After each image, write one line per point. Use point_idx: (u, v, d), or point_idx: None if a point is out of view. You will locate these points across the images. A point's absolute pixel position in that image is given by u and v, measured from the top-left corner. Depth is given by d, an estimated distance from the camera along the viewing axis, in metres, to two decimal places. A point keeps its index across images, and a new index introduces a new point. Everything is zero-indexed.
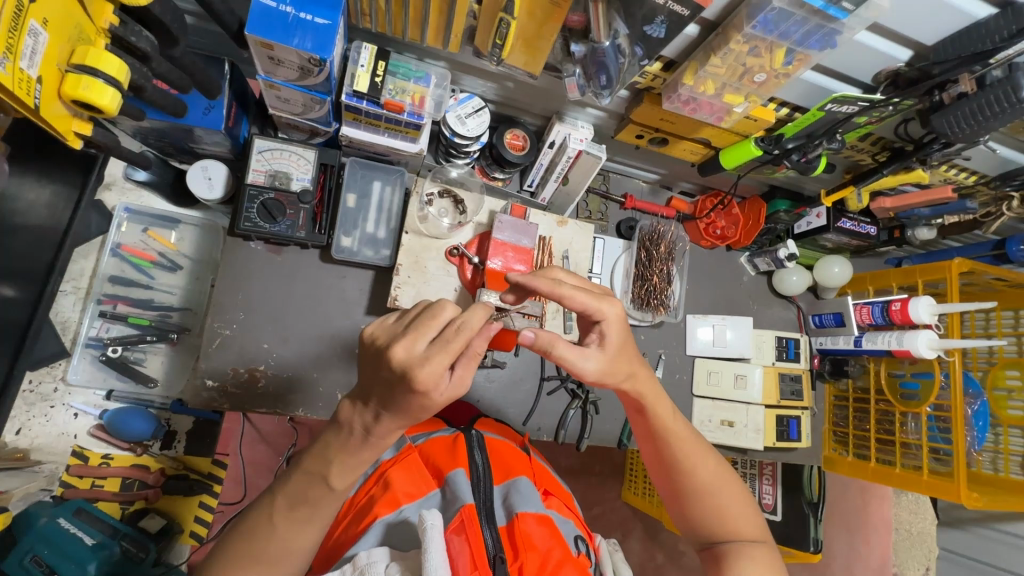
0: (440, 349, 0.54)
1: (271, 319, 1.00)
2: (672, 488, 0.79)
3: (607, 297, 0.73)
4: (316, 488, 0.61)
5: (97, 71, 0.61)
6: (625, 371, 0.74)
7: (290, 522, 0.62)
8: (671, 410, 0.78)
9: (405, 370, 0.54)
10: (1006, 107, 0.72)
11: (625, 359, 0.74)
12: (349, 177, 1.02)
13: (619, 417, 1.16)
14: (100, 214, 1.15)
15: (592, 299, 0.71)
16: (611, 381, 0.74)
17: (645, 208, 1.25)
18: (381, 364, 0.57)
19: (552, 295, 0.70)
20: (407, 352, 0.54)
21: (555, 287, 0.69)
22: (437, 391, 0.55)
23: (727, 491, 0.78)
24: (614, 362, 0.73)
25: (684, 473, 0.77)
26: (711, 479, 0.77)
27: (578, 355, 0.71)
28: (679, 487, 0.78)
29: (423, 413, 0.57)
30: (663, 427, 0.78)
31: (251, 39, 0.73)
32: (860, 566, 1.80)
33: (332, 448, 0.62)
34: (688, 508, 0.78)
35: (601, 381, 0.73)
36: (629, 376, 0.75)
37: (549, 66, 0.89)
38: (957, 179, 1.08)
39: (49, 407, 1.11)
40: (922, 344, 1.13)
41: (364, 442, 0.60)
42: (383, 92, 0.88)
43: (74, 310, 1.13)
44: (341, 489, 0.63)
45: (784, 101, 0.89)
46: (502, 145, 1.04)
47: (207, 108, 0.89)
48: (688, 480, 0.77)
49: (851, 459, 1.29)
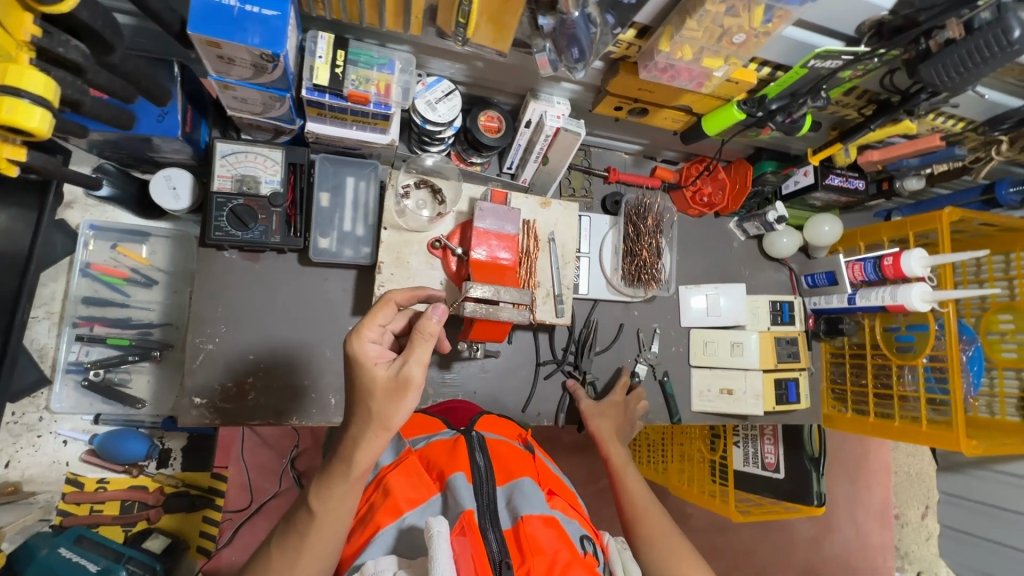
0: (364, 321, 0.65)
1: (254, 329, 0.98)
2: (631, 545, 0.86)
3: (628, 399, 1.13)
4: (301, 514, 0.62)
5: (21, 91, 0.56)
6: (601, 429, 1.06)
7: (284, 552, 0.61)
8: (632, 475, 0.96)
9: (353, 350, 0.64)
10: (996, 52, 0.68)
11: (604, 416, 1.08)
12: (320, 175, 0.98)
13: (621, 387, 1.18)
14: (65, 233, 1.09)
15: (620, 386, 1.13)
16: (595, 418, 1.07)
17: (630, 180, 1.22)
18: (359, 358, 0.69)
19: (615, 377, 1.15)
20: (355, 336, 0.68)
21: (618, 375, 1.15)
22: (373, 364, 0.62)
23: (676, 545, 0.83)
24: (604, 408, 1.09)
25: (637, 523, 0.87)
26: (659, 529, 0.85)
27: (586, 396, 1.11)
28: (634, 539, 0.86)
29: (389, 417, 0.60)
30: (624, 482, 0.95)
31: (195, 38, 0.68)
32: (862, 512, 1.90)
33: (329, 478, 0.62)
34: (642, 558, 0.83)
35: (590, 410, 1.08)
36: (601, 422, 1.07)
37: (518, 43, 0.84)
38: (944, 127, 1.04)
39: (37, 437, 1.07)
40: (916, 297, 1.12)
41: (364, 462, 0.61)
42: (345, 83, 0.84)
43: (49, 336, 1.08)
44: (334, 511, 0.61)
45: (766, 60, 0.85)
46: (476, 129, 1.00)
47: (160, 115, 0.84)
48: (640, 528, 0.86)
49: (850, 415, 1.31)
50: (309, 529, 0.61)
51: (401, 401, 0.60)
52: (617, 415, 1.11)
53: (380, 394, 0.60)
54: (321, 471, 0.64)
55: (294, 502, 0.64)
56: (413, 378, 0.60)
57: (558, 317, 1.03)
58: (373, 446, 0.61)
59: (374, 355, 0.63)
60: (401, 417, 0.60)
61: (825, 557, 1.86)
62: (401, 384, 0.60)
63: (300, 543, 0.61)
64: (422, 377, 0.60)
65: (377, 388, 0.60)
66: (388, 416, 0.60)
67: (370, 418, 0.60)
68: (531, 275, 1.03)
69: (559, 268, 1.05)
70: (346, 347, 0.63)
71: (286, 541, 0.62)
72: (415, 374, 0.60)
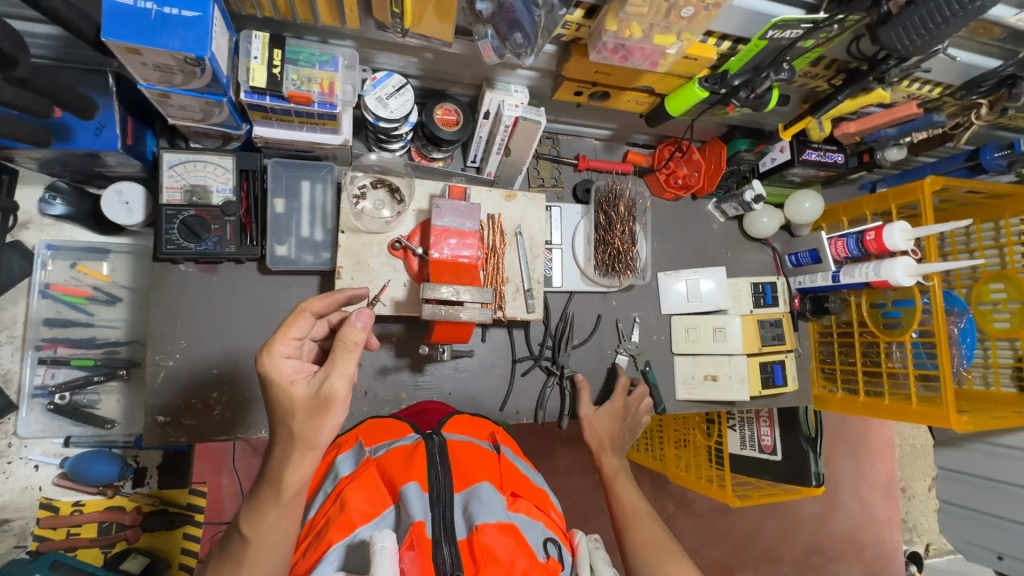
0: (276, 337, 0.64)
1: (215, 341, 0.95)
2: (623, 552, 0.84)
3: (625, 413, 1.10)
4: (235, 541, 0.62)
5: None
6: (594, 440, 1.05)
7: None
8: (630, 490, 0.93)
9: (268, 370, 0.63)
10: (957, 11, 0.65)
11: (599, 427, 1.07)
12: (273, 181, 0.95)
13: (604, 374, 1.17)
14: (21, 255, 1.05)
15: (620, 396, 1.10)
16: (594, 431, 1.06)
17: (600, 167, 1.19)
18: None
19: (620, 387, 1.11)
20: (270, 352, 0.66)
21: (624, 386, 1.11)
22: (290, 383, 0.61)
23: (667, 552, 0.80)
24: (598, 418, 1.07)
25: (630, 529, 0.85)
26: (650, 536, 0.82)
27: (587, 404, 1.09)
28: (625, 548, 0.84)
29: (314, 436, 0.60)
30: (617, 494, 0.93)
31: (113, 45, 0.65)
32: (868, 488, 1.87)
33: (258, 506, 0.61)
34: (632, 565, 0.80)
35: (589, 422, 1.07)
36: (597, 433, 1.06)
37: (462, 30, 0.81)
38: (921, 93, 1.01)
39: (7, 464, 1.05)
40: (899, 272, 1.08)
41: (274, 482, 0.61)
42: (285, 84, 0.80)
43: (13, 360, 1.06)
44: (267, 534, 0.61)
45: (724, 34, 0.81)
46: (432, 123, 0.96)
47: (98, 128, 0.81)
48: (631, 537, 0.83)
49: (840, 395, 1.28)
50: (244, 555, 0.61)
51: (326, 417, 0.60)
52: (614, 424, 1.08)
53: (301, 413, 0.60)
54: (251, 496, 0.63)
55: (229, 529, 0.64)
56: (334, 391, 0.59)
57: (529, 313, 1.00)
58: (303, 465, 0.61)
59: (289, 373, 0.62)
60: (323, 433, 0.60)
61: (830, 534, 1.84)
62: (324, 401, 0.59)
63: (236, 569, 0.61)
64: (343, 390, 0.59)
65: (298, 407, 0.59)
66: (312, 434, 0.60)
67: (294, 438, 0.60)
68: (499, 273, 1.00)
69: (528, 262, 1.02)
70: (261, 367, 0.62)
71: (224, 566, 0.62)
72: (336, 387, 0.59)
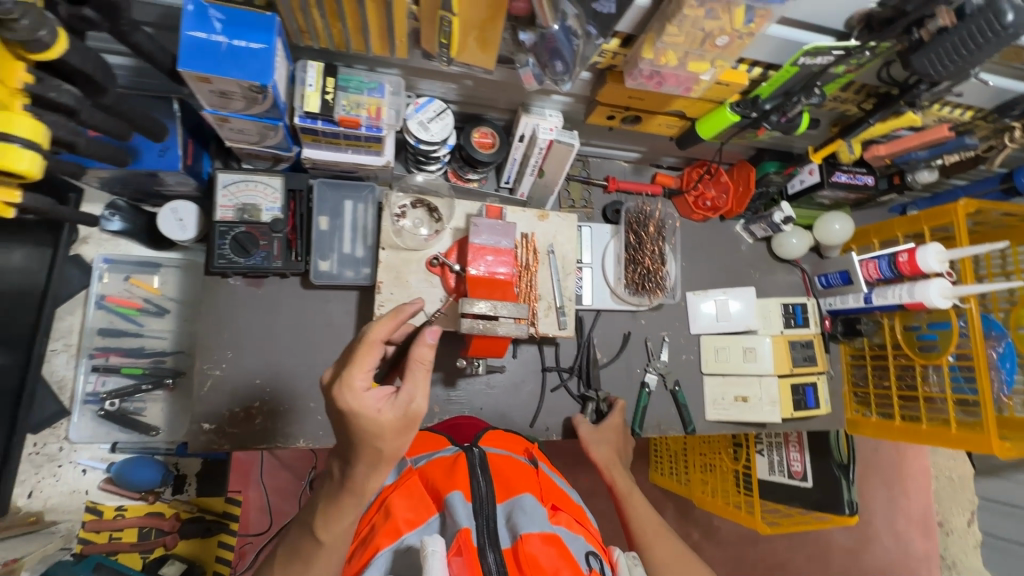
0: (350, 369, 0.61)
1: (259, 352, 0.99)
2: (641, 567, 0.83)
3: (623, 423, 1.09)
4: (306, 543, 0.65)
5: (12, 135, 0.54)
6: (601, 457, 1.02)
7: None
8: (641, 502, 0.92)
9: (346, 404, 0.60)
10: (991, 38, 0.66)
11: (604, 444, 1.03)
12: (318, 200, 1.00)
13: (632, 389, 1.18)
14: (80, 268, 1.11)
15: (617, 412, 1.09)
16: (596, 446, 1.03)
17: (629, 189, 1.22)
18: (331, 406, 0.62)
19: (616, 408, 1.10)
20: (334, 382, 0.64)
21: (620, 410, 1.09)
22: (376, 411, 0.60)
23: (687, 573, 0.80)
24: (603, 433, 1.05)
25: (648, 547, 0.84)
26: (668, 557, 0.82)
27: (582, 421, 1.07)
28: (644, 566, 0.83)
29: (393, 448, 0.62)
30: (631, 510, 0.91)
31: (187, 75, 0.71)
32: (903, 521, 1.80)
33: (323, 507, 0.65)
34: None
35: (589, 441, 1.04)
36: (603, 451, 1.02)
37: (503, 59, 0.85)
38: (952, 117, 1.02)
39: (58, 467, 1.09)
40: (935, 293, 1.07)
41: (343, 487, 0.63)
42: (336, 109, 0.85)
43: (67, 368, 1.10)
44: (338, 537, 0.64)
45: (756, 61, 0.84)
46: (470, 146, 1.01)
47: (162, 149, 0.87)
48: (650, 556, 0.82)
49: (874, 419, 1.26)
50: (315, 556, 0.64)
51: (410, 434, 0.62)
52: (617, 439, 1.06)
53: (388, 433, 0.61)
54: (323, 499, 0.65)
55: (298, 529, 0.67)
56: (419, 408, 0.62)
57: (561, 329, 1.02)
58: (379, 475, 0.63)
59: (370, 402, 0.60)
60: (405, 447, 0.63)
61: (864, 568, 1.78)
62: (411, 420, 0.61)
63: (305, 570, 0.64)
64: (426, 406, 0.63)
65: (387, 430, 0.60)
66: (398, 451, 0.62)
67: (381, 455, 0.61)
68: (532, 290, 1.02)
69: (560, 280, 1.04)
70: (340, 399, 0.60)
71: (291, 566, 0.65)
72: (420, 404, 0.62)
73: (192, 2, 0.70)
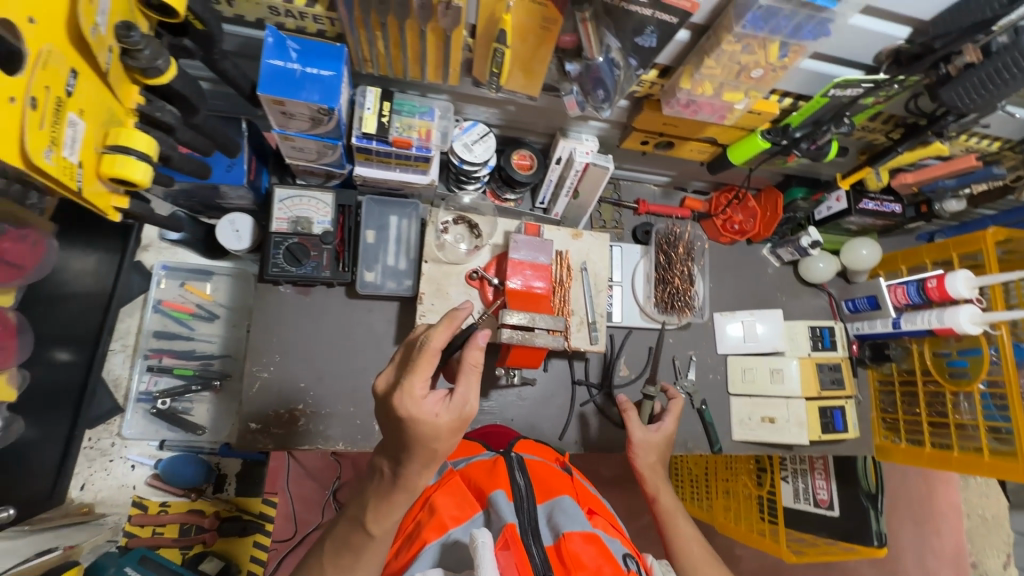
0: (410, 377, 0.64)
1: (304, 357, 1.04)
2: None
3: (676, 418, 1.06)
4: (358, 534, 0.70)
5: (131, 149, 0.62)
6: (646, 464, 1.00)
7: (337, 567, 0.70)
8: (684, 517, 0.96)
9: (405, 410, 0.63)
10: (1015, 74, 0.70)
11: (654, 451, 1.01)
12: (366, 214, 1.06)
13: None
14: (141, 274, 1.20)
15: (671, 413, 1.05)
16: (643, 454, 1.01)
17: (659, 211, 1.26)
18: (388, 411, 0.66)
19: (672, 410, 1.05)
20: (389, 389, 0.67)
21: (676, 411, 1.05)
22: (434, 416, 0.63)
23: None
24: (655, 437, 1.01)
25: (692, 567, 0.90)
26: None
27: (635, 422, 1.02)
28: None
29: (443, 447, 0.65)
30: (671, 524, 0.96)
31: (264, 98, 0.78)
32: (934, 558, 1.75)
33: (369, 499, 0.70)
34: None
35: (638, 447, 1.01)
36: (652, 458, 1.01)
37: (548, 87, 0.91)
38: (979, 147, 1.05)
39: (109, 462, 1.16)
40: (964, 319, 1.09)
41: (395, 484, 0.68)
42: (391, 130, 0.92)
43: (123, 367, 1.18)
44: (388, 529, 0.69)
45: (786, 91, 0.88)
46: (510, 167, 1.06)
47: (229, 165, 0.94)
48: None
49: (904, 446, 1.25)
50: (365, 546, 0.69)
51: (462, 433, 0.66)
52: (665, 440, 1.03)
53: (444, 434, 0.64)
54: (370, 496, 0.70)
55: (348, 523, 0.71)
56: (472, 409, 0.66)
57: (592, 344, 1.05)
58: (429, 472, 0.67)
59: (427, 407, 0.63)
60: (456, 444, 0.67)
61: None
62: (464, 420, 0.65)
63: (354, 562, 0.69)
64: (478, 406, 0.67)
65: (443, 431, 0.64)
66: (450, 448, 0.66)
67: (435, 454, 0.65)
68: (565, 304, 1.06)
69: (592, 296, 1.08)
70: (400, 406, 0.63)
71: (343, 557, 0.70)
72: (473, 405, 0.66)
73: (272, 35, 0.77)
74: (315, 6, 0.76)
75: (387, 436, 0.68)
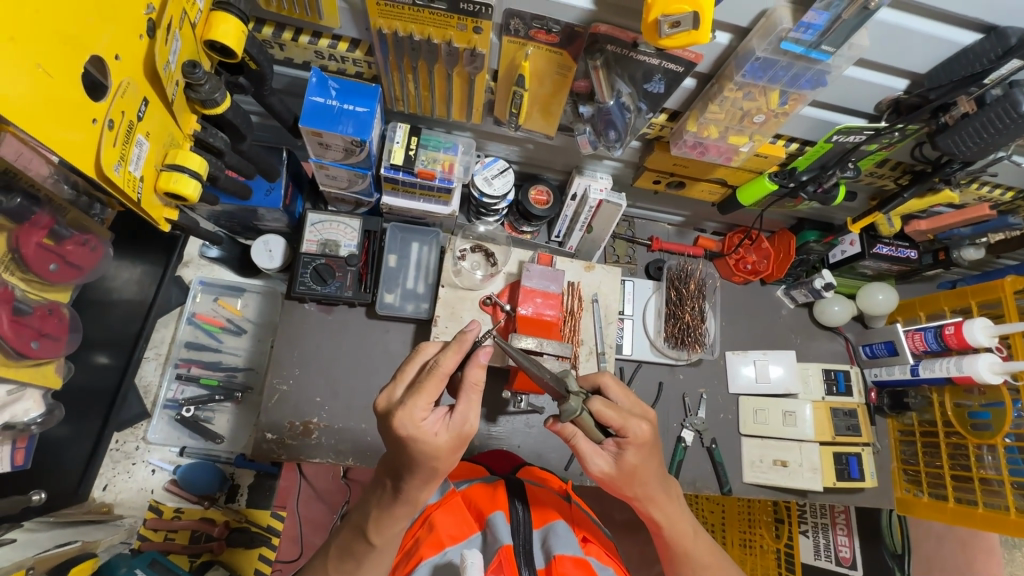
0: (413, 399, 0.66)
1: (322, 372, 1.09)
2: None
3: (633, 416, 0.77)
4: (359, 546, 0.72)
5: (184, 167, 0.70)
6: (634, 494, 0.81)
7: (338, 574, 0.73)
8: (690, 531, 0.86)
9: (406, 429, 0.65)
10: (1009, 123, 0.72)
11: (631, 478, 0.79)
12: (389, 240, 1.13)
13: (671, 435, 1.19)
14: (179, 288, 1.29)
15: (618, 417, 0.76)
16: (620, 484, 0.80)
17: (672, 248, 1.30)
18: (388, 427, 0.68)
19: (621, 423, 0.76)
20: (391, 407, 0.68)
21: (624, 420, 0.76)
22: (434, 435, 0.66)
23: None
24: (627, 471, 0.78)
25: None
26: None
27: (591, 450, 0.79)
28: None
29: (436, 462, 0.67)
30: (681, 547, 0.85)
31: (304, 129, 0.86)
32: None
33: (371, 512, 0.72)
34: None
35: (609, 480, 0.80)
36: (640, 488, 0.80)
37: (564, 127, 0.98)
38: (992, 197, 1.07)
39: (132, 464, 1.21)
40: (983, 368, 1.06)
41: (395, 498, 0.70)
42: (416, 163, 0.98)
43: (155, 374, 1.25)
44: (388, 541, 0.71)
45: (792, 136, 0.93)
46: (527, 201, 1.12)
47: (268, 189, 1.02)
48: None
49: (926, 500, 1.18)
50: (366, 556, 0.72)
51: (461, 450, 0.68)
52: (640, 460, 0.78)
53: (444, 453, 0.67)
54: (372, 506, 0.72)
55: (350, 536, 0.74)
56: (471, 428, 0.68)
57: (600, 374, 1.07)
58: (427, 487, 0.69)
59: (429, 426, 0.66)
60: (456, 463, 0.70)
61: None
62: (463, 439, 0.67)
63: (355, 568, 0.72)
64: (477, 425, 0.68)
65: (443, 451, 0.66)
66: (446, 465, 0.69)
67: (436, 473, 0.68)
68: (575, 333, 1.09)
69: (602, 327, 1.10)
70: (401, 426, 0.65)
71: (345, 564, 0.73)
72: (472, 424, 0.68)
73: (315, 75, 0.87)
74: (355, 51, 0.85)
75: (389, 452, 0.70)
